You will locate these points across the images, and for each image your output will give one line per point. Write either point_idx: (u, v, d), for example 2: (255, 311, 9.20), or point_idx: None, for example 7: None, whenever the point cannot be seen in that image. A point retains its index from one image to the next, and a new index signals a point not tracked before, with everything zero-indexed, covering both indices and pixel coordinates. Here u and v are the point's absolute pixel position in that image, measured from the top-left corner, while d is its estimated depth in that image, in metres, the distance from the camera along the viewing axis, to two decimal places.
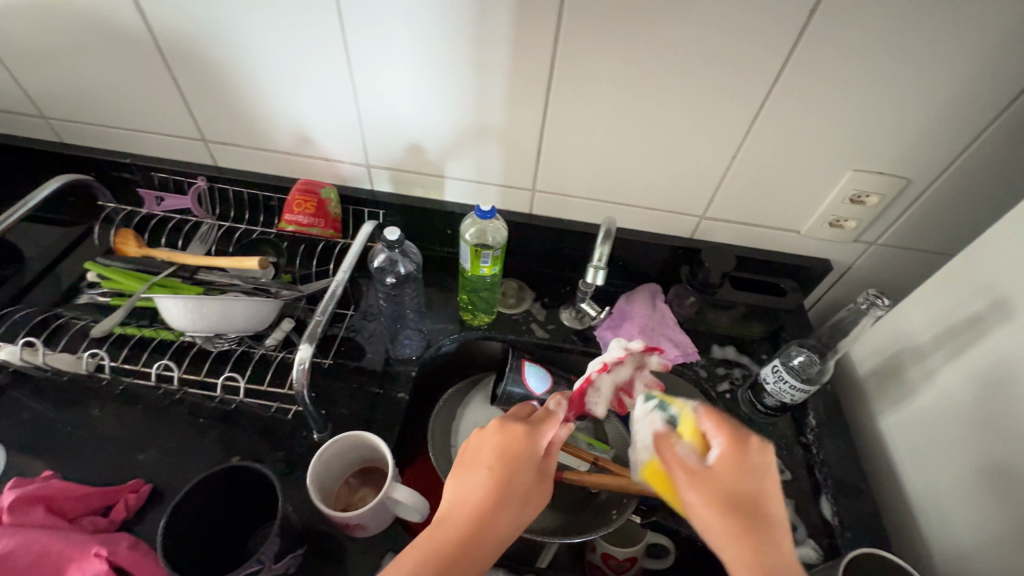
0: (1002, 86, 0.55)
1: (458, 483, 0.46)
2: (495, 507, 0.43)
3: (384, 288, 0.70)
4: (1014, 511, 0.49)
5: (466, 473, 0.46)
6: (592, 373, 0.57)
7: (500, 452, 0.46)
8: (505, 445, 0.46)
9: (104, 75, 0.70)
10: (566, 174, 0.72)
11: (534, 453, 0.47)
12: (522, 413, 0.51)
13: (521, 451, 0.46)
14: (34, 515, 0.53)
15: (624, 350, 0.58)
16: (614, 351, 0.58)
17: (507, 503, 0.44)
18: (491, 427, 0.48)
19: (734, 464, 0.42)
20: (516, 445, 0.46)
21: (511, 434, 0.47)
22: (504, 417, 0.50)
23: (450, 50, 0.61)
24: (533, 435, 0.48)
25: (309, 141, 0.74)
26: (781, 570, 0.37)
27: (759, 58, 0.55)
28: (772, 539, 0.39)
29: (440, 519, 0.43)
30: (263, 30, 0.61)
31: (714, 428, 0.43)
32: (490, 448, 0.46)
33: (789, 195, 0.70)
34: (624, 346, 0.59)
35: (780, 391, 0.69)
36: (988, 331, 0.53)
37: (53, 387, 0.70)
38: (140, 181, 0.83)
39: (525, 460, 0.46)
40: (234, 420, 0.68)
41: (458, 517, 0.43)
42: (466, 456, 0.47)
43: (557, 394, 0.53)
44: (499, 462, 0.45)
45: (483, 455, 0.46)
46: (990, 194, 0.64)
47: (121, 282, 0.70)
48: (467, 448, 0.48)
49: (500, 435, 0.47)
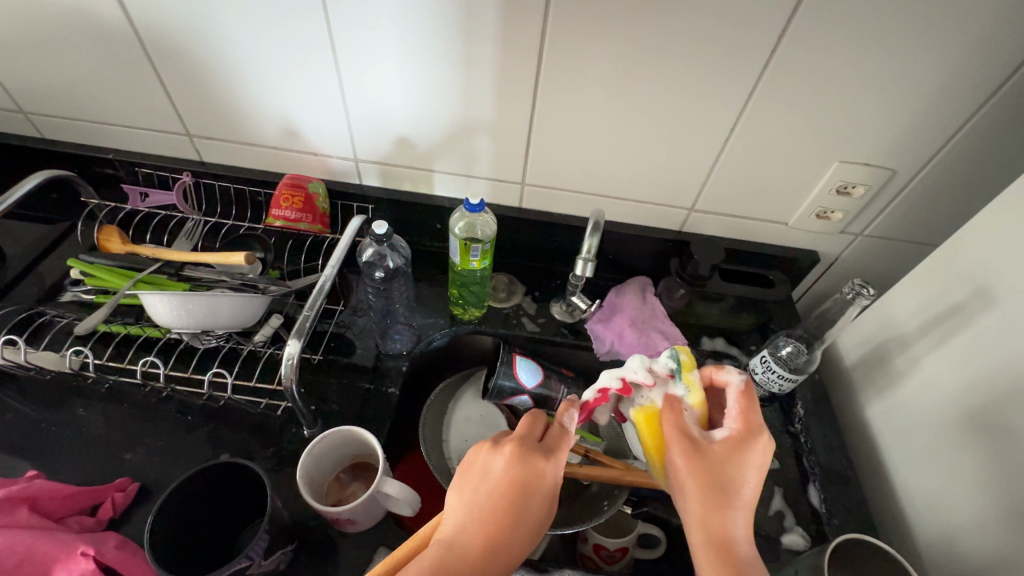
0: (983, 78, 0.55)
1: (468, 503, 0.46)
2: (506, 538, 0.45)
3: (372, 283, 0.68)
4: (996, 494, 0.50)
5: (477, 495, 0.46)
6: (610, 389, 0.53)
7: (516, 483, 0.45)
8: (521, 475, 0.46)
9: (84, 69, 0.69)
10: (555, 166, 0.72)
11: (548, 485, 0.47)
12: (535, 433, 0.50)
13: (536, 485, 0.46)
14: (17, 516, 0.52)
15: (648, 376, 0.51)
16: (639, 373, 0.51)
17: (518, 535, 0.45)
18: (506, 451, 0.47)
19: (729, 448, 0.46)
20: (533, 477, 0.46)
21: (528, 462, 0.46)
22: (518, 439, 0.48)
23: (438, 43, 0.60)
24: (551, 465, 0.47)
25: (296, 134, 0.73)
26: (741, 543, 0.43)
27: (746, 49, 0.56)
28: (739, 517, 0.43)
29: (448, 540, 0.44)
30: (247, 24, 0.61)
31: (732, 416, 0.47)
32: (506, 478, 0.46)
33: (776, 187, 0.70)
34: (647, 369, 0.52)
35: (768, 381, 0.71)
36: (972, 319, 0.54)
37: (38, 387, 0.69)
38: (123, 177, 0.82)
39: (539, 493, 0.46)
40: (224, 417, 0.67)
41: (470, 543, 0.44)
42: (475, 473, 0.48)
43: (570, 408, 0.51)
44: (513, 494, 0.45)
45: (497, 482, 0.46)
46: (973, 185, 0.65)
47: (106, 279, 0.69)
48: (477, 464, 0.48)
49: (517, 465, 0.46)
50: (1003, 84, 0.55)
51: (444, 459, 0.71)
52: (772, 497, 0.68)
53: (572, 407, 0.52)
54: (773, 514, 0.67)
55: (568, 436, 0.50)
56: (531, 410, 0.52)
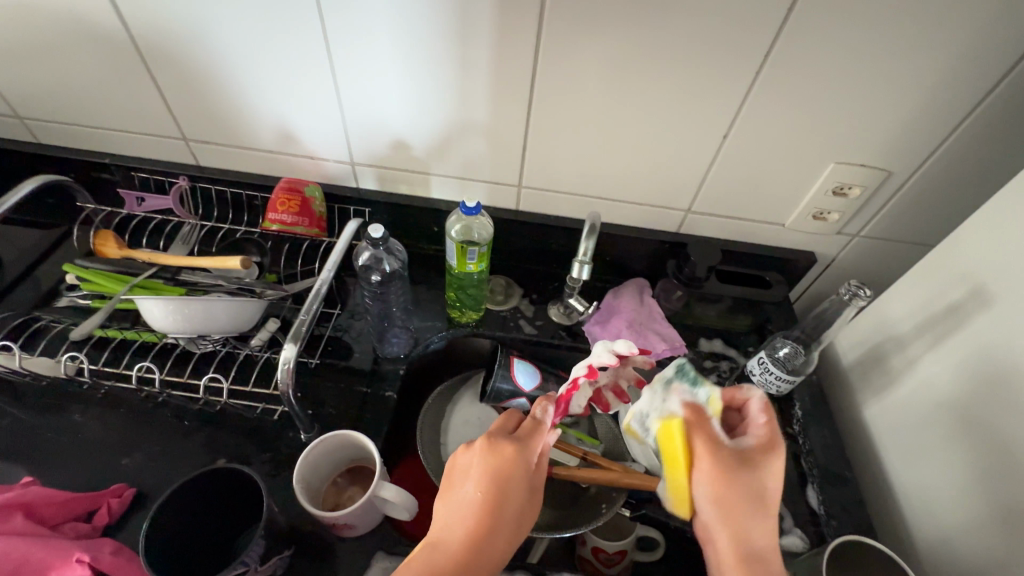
0: (977, 79, 0.55)
1: (451, 503, 0.47)
2: (488, 529, 0.44)
3: (368, 286, 0.69)
4: (994, 494, 0.50)
5: (459, 495, 0.46)
6: (578, 377, 0.55)
7: (490, 473, 0.46)
8: (494, 465, 0.47)
9: (80, 74, 0.69)
10: (551, 169, 0.72)
11: (525, 472, 0.47)
12: (508, 427, 0.51)
13: (510, 472, 0.47)
14: (13, 522, 0.52)
15: (611, 357, 0.55)
16: (603, 357, 0.56)
17: (502, 524, 0.45)
18: (478, 447, 0.48)
19: (752, 459, 0.46)
20: (505, 464, 0.47)
21: (497, 452, 0.48)
22: (489, 434, 0.50)
23: (434, 46, 0.60)
24: (522, 452, 0.48)
25: (291, 138, 0.73)
26: (763, 550, 0.44)
27: (741, 51, 0.56)
28: (760, 526, 0.44)
29: (435, 540, 0.44)
30: (243, 28, 0.61)
31: (761, 425, 0.47)
32: (480, 471, 0.47)
33: (772, 189, 0.70)
34: (610, 351, 0.56)
35: (766, 382, 0.70)
36: (968, 319, 0.54)
37: (34, 392, 0.69)
38: (120, 182, 0.82)
39: (516, 480, 0.47)
40: (220, 422, 0.67)
41: (453, 538, 0.44)
42: (455, 475, 0.48)
43: (543, 402, 0.52)
44: (489, 483, 0.46)
45: (473, 478, 0.46)
46: (968, 186, 0.65)
47: (100, 284, 0.68)
48: (455, 467, 0.49)
49: (489, 457, 0.47)
50: (995, 85, 0.56)
51: (441, 461, 0.71)
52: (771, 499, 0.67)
53: (547, 402, 0.52)
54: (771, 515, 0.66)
55: (544, 428, 0.50)
56: (507, 412, 0.54)
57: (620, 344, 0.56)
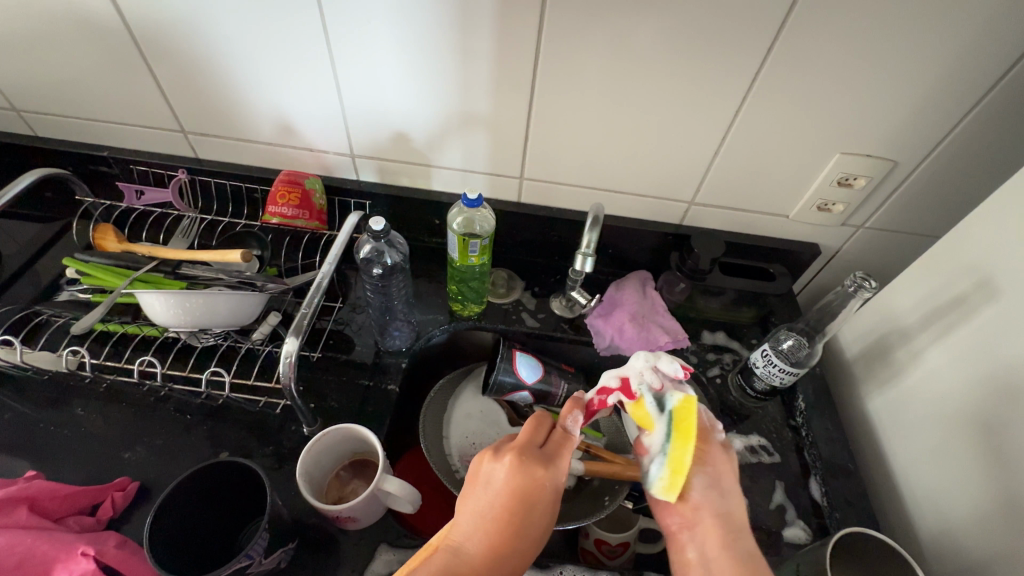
0: (985, 69, 0.55)
1: (472, 513, 0.47)
2: (508, 549, 0.45)
3: (370, 280, 0.67)
4: (997, 486, 0.50)
5: (480, 506, 0.47)
6: (612, 388, 0.54)
7: (518, 493, 0.46)
8: (523, 485, 0.47)
9: (75, 65, 0.68)
10: (552, 160, 0.71)
11: (551, 494, 0.48)
12: (537, 439, 0.51)
13: (537, 493, 0.47)
14: (17, 516, 0.52)
15: (657, 380, 0.53)
16: (646, 377, 0.53)
17: (523, 542, 0.46)
18: (507, 461, 0.48)
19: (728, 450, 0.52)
20: (532, 485, 0.47)
21: (526, 473, 0.47)
22: (519, 448, 0.49)
23: (435, 37, 0.59)
24: (551, 474, 0.48)
25: (291, 130, 0.73)
26: (741, 526, 0.47)
27: (745, 42, 0.55)
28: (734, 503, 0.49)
29: (454, 546, 0.45)
30: (242, 20, 0.60)
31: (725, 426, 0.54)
32: (507, 487, 0.47)
33: (776, 180, 0.70)
34: (654, 371, 0.54)
35: (769, 374, 0.69)
36: (975, 311, 0.53)
37: (36, 386, 0.69)
38: (118, 175, 0.81)
39: (541, 502, 0.47)
40: (222, 415, 0.67)
41: (474, 550, 0.45)
42: (478, 483, 0.49)
43: (574, 411, 0.53)
44: (515, 503, 0.46)
45: (499, 493, 0.47)
46: (974, 177, 0.65)
47: (102, 278, 0.68)
48: (480, 474, 0.49)
49: (518, 474, 0.47)
50: (1005, 74, 0.55)
51: (445, 455, 0.71)
52: (774, 491, 0.67)
53: (576, 410, 0.53)
54: (774, 507, 0.66)
55: (572, 440, 0.52)
56: (534, 414, 0.54)
57: (666, 363, 0.54)
